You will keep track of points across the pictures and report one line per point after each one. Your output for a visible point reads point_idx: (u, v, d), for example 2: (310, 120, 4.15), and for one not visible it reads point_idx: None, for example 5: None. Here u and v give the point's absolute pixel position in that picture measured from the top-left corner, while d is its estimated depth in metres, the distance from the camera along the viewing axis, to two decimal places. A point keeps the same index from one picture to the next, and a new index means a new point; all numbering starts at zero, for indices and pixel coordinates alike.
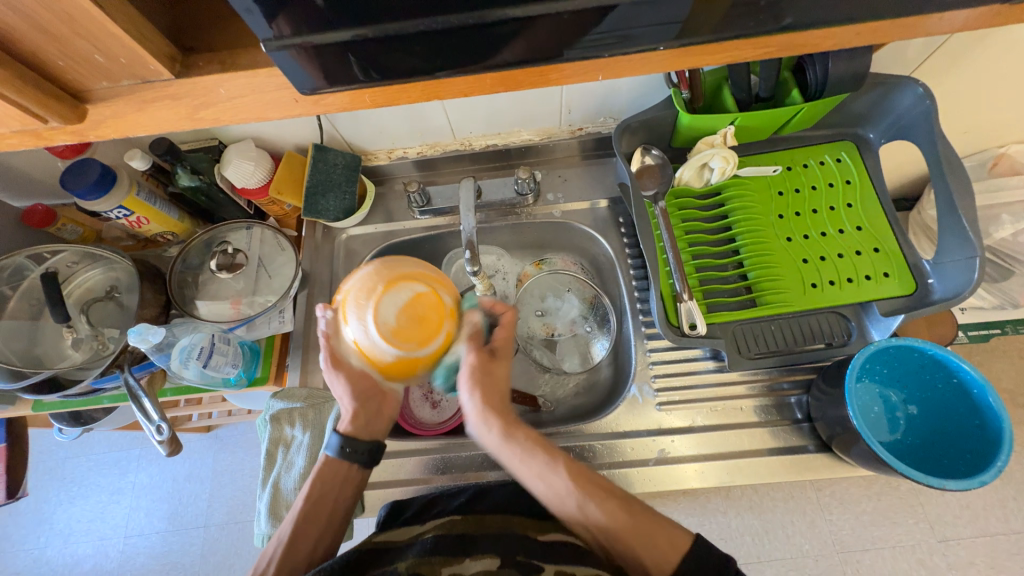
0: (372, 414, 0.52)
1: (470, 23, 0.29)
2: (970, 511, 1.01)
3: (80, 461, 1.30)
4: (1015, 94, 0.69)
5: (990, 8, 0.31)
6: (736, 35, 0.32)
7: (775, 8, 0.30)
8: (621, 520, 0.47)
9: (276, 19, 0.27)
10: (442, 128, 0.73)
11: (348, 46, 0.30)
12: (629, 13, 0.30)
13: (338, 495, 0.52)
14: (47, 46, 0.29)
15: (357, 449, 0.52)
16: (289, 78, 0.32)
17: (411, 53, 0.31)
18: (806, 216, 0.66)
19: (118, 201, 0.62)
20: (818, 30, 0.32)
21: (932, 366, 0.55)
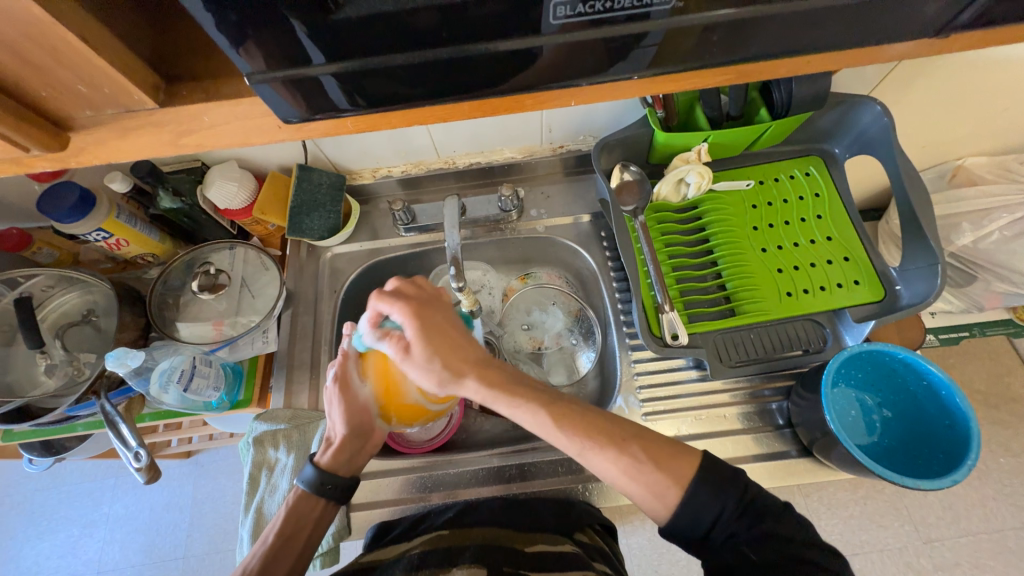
0: (354, 449, 0.56)
1: (447, 55, 0.30)
2: (953, 512, 1.03)
3: (51, 493, 1.24)
4: (967, 111, 0.73)
5: (926, 39, 0.34)
6: (698, 65, 0.34)
7: (733, 41, 0.32)
8: (626, 470, 0.43)
9: (257, 53, 0.28)
10: (426, 148, 0.74)
11: (329, 77, 0.30)
12: (597, 45, 0.31)
13: (314, 523, 0.52)
14: (30, 77, 0.29)
15: (328, 485, 0.53)
16: (271, 105, 0.33)
17: (391, 83, 0.32)
18: (779, 228, 0.68)
19: (96, 223, 0.62)
20: (773, 59, 0.35)
21: (903, 369, 0.58)
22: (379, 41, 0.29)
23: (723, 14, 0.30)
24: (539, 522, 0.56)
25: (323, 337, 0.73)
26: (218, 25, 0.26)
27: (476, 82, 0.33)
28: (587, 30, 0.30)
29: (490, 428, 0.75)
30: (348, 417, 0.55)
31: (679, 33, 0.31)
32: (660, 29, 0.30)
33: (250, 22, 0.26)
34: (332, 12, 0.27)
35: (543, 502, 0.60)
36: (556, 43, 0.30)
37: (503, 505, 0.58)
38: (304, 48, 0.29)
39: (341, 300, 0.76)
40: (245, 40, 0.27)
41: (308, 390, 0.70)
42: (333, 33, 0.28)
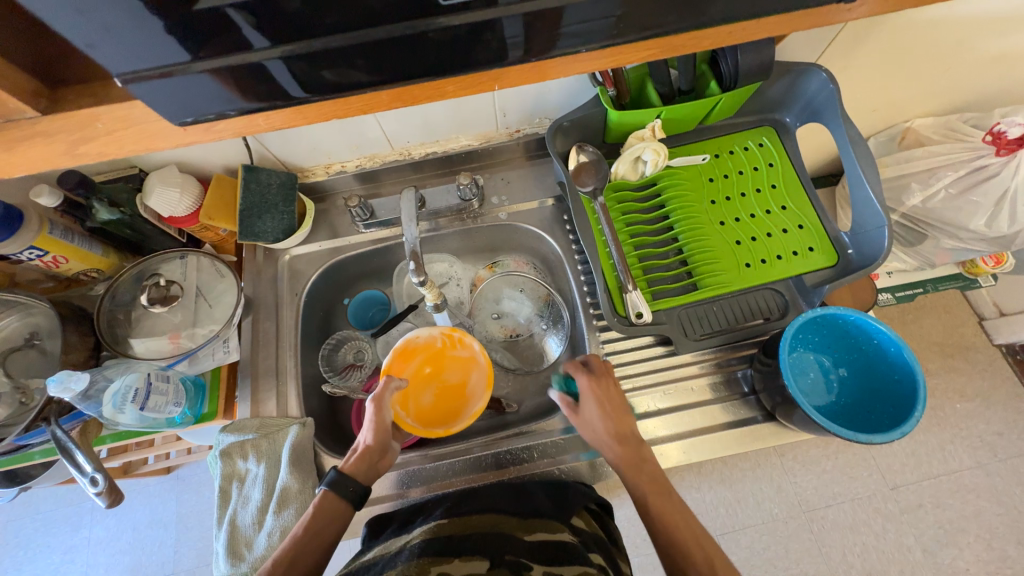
0: (375, 460, 0.54)
1: (354, 43, 0.29)
2: (916, 457, 1.09)
3: (25, 523, 1.20)
4: (909, 73, 0.75)
5: (842, 6, 0.34)
6: (621, 41, 0.33)
7: (650, 17, 0.32)
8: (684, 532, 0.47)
9: (144, 55, 0.27)
10: (379, 140, 0.72)
11: (230, 71, 0.29)
12: (513, 28, 0.30)
13: (321, 547, 0.48)
14: None
15: (349, 486, 0.51)
16: (160, 110, 0.31)
17: (298, 72, 0.30)
18: (736, 200, 0.69)
19: (27, 241, 0.58)
20: (693, 32, 0.34)
21: (855, 330, 0.59)
22: (272, 30, 0.27)
23: None
24: (537, 509, 0.55)
25: (288, 343, 0.72)
26: (92, 21, 0.25)
27: (394, 73, 0.32)
28: (494, 10, 0.29)
29: None
30: (377, 425, 0.54)
31: (591, 8, 0.30)
32: (572, 6, 0.29)
33: (126, 20, 0.25)
34: (195, 3, 0.25)
35: (539, 485, 0.60)
36: (468, 24, 0.29)
37: (501, 489, 0.59)
38: (246, 35, 0.27)
39: (304, 303, 0.74)
40: (125, 40, 0.26)
41: (276, 398, 0.68)
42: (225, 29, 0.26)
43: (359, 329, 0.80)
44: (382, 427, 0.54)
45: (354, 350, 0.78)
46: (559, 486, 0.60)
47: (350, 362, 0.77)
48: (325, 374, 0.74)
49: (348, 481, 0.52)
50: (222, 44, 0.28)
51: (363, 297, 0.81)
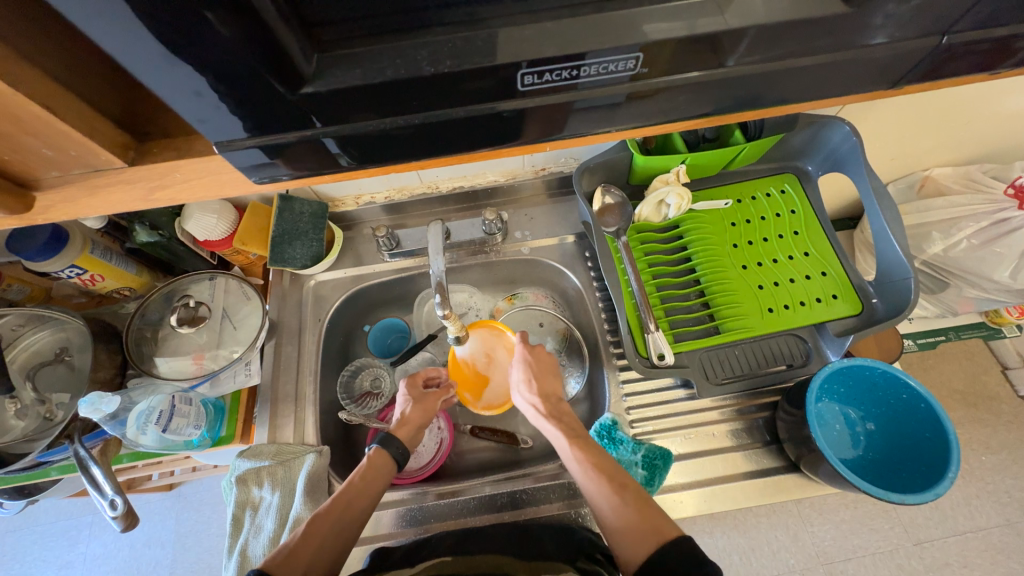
0: (418, 427, 0.62)
1: (420, 122, 0.31)
2: (940, 512, 1.04)
3: (24, 534, 1.19)
4: (929, 128, 0.77)
5: (875, 91, 0.36)
6: (663, 120, 0.35)
7: (695, 103, 0.34)
8: (636, 529, 0.46)
9: (228, 124, 0.29)
10: (408, 174, 0.74)
11: (304, 142, 0.31)
12: (567, 109, 0.32)
13: (373, 495, 0.54)
14: None
15: (396, 446, 0.58)
16: (244, 169, 0.33)
17: (362, 142, 0.32)
18: (758, 245, 0.70)
19: (70, 260, 0.60)
20: (732, 111, 0.36)
21: (883, 383, 0.59)
22: (346, 111, 0.30)
23: (684, 79, 0.31)
24: (543, 551, 0.51)
25: (308, 368, 0.72)
26: (207, 101, 0.27)
27: (448, 140, 0.33)
28: (551, 96, 0.31)
29: (481, 451, 0.76)
30: (412, 397, 0.64)
31: (639, 93, 0.32)
32: (624, 91, 0.32)
33: (215, 99, 0.27)
34: (284, 91, 0.27)
35: (546, 528, 0.56)
36: (532, 106, 0.32)
37: (508, 534, 0.55)
38: (293, 118, 0.29)
39: (326, 328, 0.75)
40: (210, 114, 0.28)
41: (294, 423, 0.68)
42: (306, 107, 0.29)
43: (378, 356, 0.81)
44: (419, 398, 0.64)
45: (370, 376, 0.78)
46: (566, 532, 0.55)
47: (367, 389, 0.77)
48: (343, 401, 0.74)
49: (394, 442, 0.59)
50: (297, 121, 0.30)
51: (385, 324, 0.82)
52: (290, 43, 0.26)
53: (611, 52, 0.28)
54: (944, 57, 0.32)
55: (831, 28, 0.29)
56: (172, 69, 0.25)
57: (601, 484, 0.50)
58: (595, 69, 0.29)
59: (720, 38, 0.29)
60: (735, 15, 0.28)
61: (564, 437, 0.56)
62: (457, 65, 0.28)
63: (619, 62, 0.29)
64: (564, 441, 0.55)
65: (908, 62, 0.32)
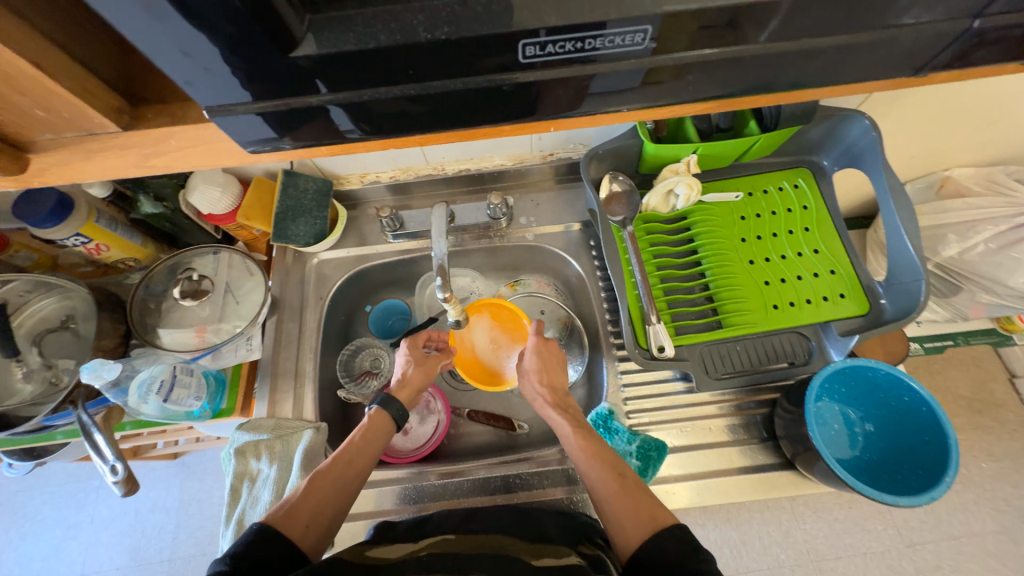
0: (418, 390, 0.64)
1: (419, 93, 0.30)
2: (935, 515, 1.04)
3: (34, 495, 1.23)
4: (954, 125, 0.74)
5: (898, 78, 0.35)
6: (672, 102, 0.34)
7: (706, 85, 0.33)
8: (632, 513, 0.46)
9: (220, 87, 0.28)
10: (414, 154, 0.73)
11: (300, 111, 0.31)
12: (572, 87, 0.31)
13: (373, 453, 0.56)
14: None
15: (396, 407, 0.60)
16: (236, 138, 0.33)
17: (360, 114, 0.31)
18: (767, 240, 0.69)
19: (74, 228, 0.60)
20: (744, 95, 0.35)
21: (885, 385, 0.58)
22: (342, 78, 0.29)
23: (695, 58, 0.30)
24: (544, 533, 0.51)
25: (309, 345, 0.73)
26: (197, 62, 0.26)
27: (449, 116, 0.33)
28: (556, 71, 0.30)
29: (477, 434, 0.76)
30: (414, 359, 0.65)
31: (649, 71, 0.31)
32: (634, 68, 0.30)
33: (207, 62, 0.26)
34: (278, 55, 0.27)
35: (546, 513, 0.57)
36: (543, 78, 0.30)
37: (505, 513, 0.56)
38: (286, 83, 0.29)
39: (328, 307, 0.75)
40: (200, 76, 0.27)
41: (293, 399, 0.69)
42: (301, 74, 0.28)
43: (379, 336, 0.81)
44: (421, 360, 0.65)
45: (371, 356, 0.78)
46: (568, 517, 0.56)
47: (366, 368, 0.78)
48: (342, 379, 0.75)
49: (395, 403, 0.61)
50: (293, 89, 0.29)
51: (386, 305, 0.82)
52: (282, 6, 0.25)
53: (620, 25, 0.27)
54: (973, 43, 0.30)
55: (853, 8, 0.28)
56: (162, 28, 0.24)
57: (599, 469, 0.51)
58: (605, 41, 0.28)
59: (734, 16, 0.28)
60: None
61: (568, 424, 0.57)
62: (453, 31, 0.27)
63: (626, 36, 0.28)
64: (568, 428, 0.56)
65: (934, 48, 0.31)
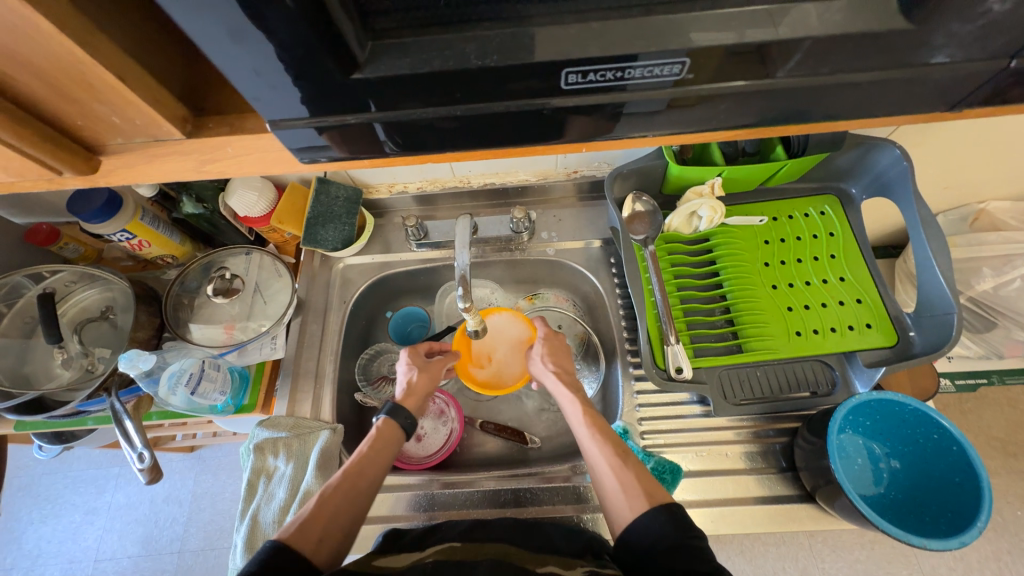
0: (425, 397, 0.62)
1: (462, 112, 0.32)
2: (965, 563, 0.98)
3: (57, 478, 1.27)
4: (991, 158, 0.73)
5: (933, 113, 0.35)
6: (702, 128, 0.35)
7: (738, 114, 0.33)
8: (631, 487, 0.46)
9: (275, 104, 0.30)
10: (442, 167, 0.76)
11: (346, 127, 0.33)
12: (606, 111, 0.32)
13: (383, 465, 0.54)
14: (67, 110, 0.32)
15: (405, 416, 0.58)
16: (288, 148, 0.35)
17: (400, 131, 0.33)
18: (791, 265, 0.68)
19: (122, 224, 0.64)
20: (777, 124, 0.35)
21: (914, 421, 0.56)
22: (389, 99, 0.31)
23: (728, 88, 0.31)
24: (550, 543, 0.51)
25: (330, 348, 0.74)
26: (263, 80, 0.28)
27: (485, 134, 0.34)
28: (591, 97, 0.31)
29: (489, 446, 0.76)
30: (417, 364, 0.64)
31: (680, 99, 0.32)
32: (664, 97, 0.31)
33: (270, 79, 0.28)
34: (333, 76, 0.29)
35: (554, 524, 0.55)
36: (579, 104, 0.32)
37: (514, 523, 0.55)
38: (337, 102, 0.30)
39: (350, 311, 0.77)
40: (262, 92, 0.29)
41: (311, 399, 0.70)
42: (354, 92, 0.30)
43: (397, 342, 0.83)
44: (425, 366, 0.64)
45: (389, 362, 0.80)
46: (574, 529, 0.54)
47: (384, 373, 0.79)
48: (359, 382, 0.77)
49: (402, 412, 0.59)
50: (342, 106, 0.31)
51: (406, 312, 0.83)
52: (347, 29, 0.27)
53: (657, 57, 0.28)
54: (1012, 81, 0.30)
55: (887, 45, 0.28)
56: (233, 48, 0.26)
57: (604, 445, 0.51)
58: (640, 72, 0.29)
59: (767, 50, 0.29)
60: (789, 26, 0.28)
61: (573, 400, 0.57)
62: (500, 59, 0.28)
63: (663, 67, 0.29)
64: (575, 406, 0.56)
65: (969, 86, 0.31)
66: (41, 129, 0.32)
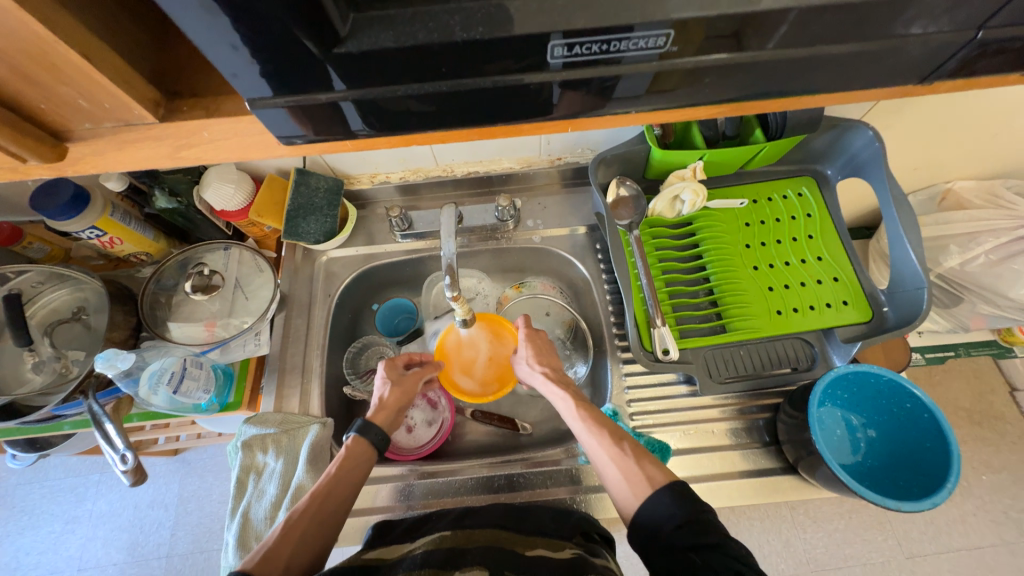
0: (396, 411, 0.61)
1: (450, 89, 0.31)
2: (935, 526, 1.04)
3: (33, 489, 1.23)
4: (957, 137, 0.75)
5: (904, 87, 0.36)
6: (686, 105, 0.35)
7: (722, 91, 0.34)
8: (633, 473, 0.47)
9: (262, 81, 0.29)
10: (424, 156, 0.75)
11: (329, 106, 0.32)
12: (594, 88, 0.33)
13: (352, 484, 0.53)
14: (31, 92, 0.30)
15: (377, 432, 0.57)
16: (272, 129, 0.34)
17: (386, 111, 0.33)
18: (771, 246, 0.69)
19: (90, 221, 0.61)
20: (759, 100, 0.36)
21: (888, 392, 0.59)
22: (376, 76, 0.30)
23: (713, 63, 0.31)
24: (540, 528, 0.52)
25: (316, 342, 0.73)
26: (242, 56, 0.27)
27: (471, 113, 0.34)
28: (578, 71, 0.31)
29: (480, 434, 0.77)
30: (391, 379, 0.63)
31: (665, 76, 0.32)
32: (651, 71, 0.31)
33: (252, 56, 0.28)
34: (315, 51, 0.28)
35: (543, 508, 0.56)
36: (566, 79, 0.31)
37: (506, 509, 0.55)
38: (319, 79, 0.30)
39: (335, 304, 0.76)
40: (247, 70, 0.29)
41: (299, 394, 0.69)
42: (338, 68, 0.29)
43: (385, 335, 0.82)
44: (398, 380, 0.63)
45: (377, 355, 0.80)
46: (562, 511, 0.56)
47: (372, 366, 0.79)
48: (348, 376, 0.76)
49: (374, 428, 0.58)
50: (325, 84, 0.30)
51: (393, 304, 0.82)
52: (329, 3, 0.26)
53: (642, 28, 0.28)
54: (980, 53, 0.31)
55: (864, 17, 0.29)
56: (207, 20, 0.25)
57: (601, 437, 0.51)
58: (633, 44, 0.29)
59: (750, 23, 0.29)
60: None
61: (564, 396, 0.57)
62: (487, 32, 0.28)
63: (648, 39, 0.29)
64: (568, 402, 0.56)
65: (941, 58, 0.32)
66: (3, 114, 0.31)
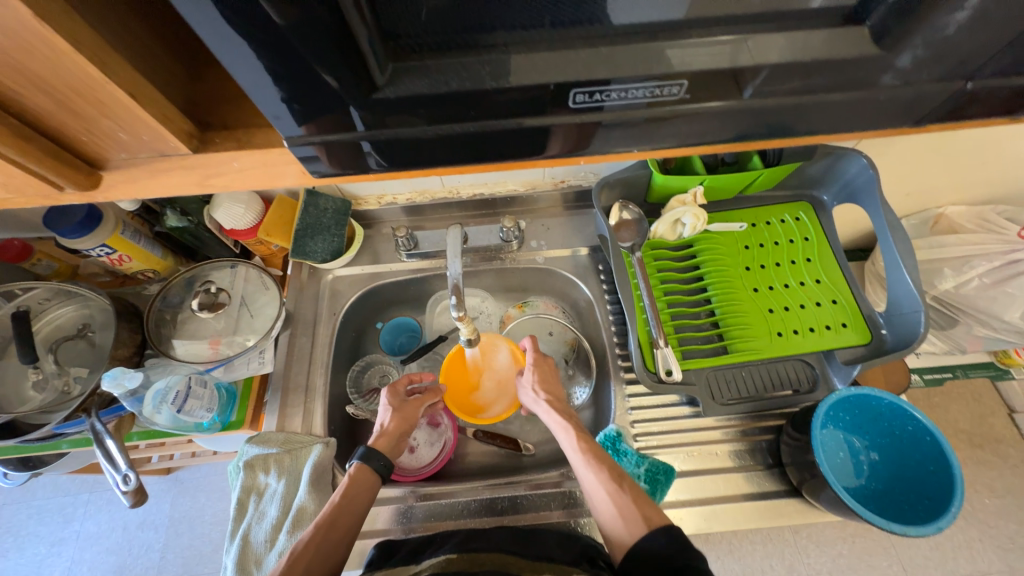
0: (398, 437, 0.62)
1: (474, 129, 0.33)
2: (940, 552, 1.03)
3: (20, 508, 1.20)
4: (948, 165, 0.78)
5: (897, 127, 0.38)
6: (692, 141, 0.37)
7: (726, 128, 0.36)
8: (629, 510, 0.47)
9: (297, 116, 0.31)
10: (431, 178, 0.76)
11: (359, 145, 0.33)
12: (607, 127, 0.34)
13: (358, 512, 0.53)
14: (72, 124, 0.32)
15: (380, 459, 0.58)
16: (304, 161, 0.35)
17: (409, 147, 0.34)
18: (770, 269, 0.71)
19: (102, 239, 0.62)
20: (761, 136, 0.37)
21: (890, 414, 0.59)
22: (408, 116, 0.31)
23: (720, 105, 0.33)
24: (546, 551, 0.51)
25: (320, 360, 0.73)
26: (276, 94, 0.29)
27: (488, 149, 0.35)
28: (593, 113, 0.33)
29: (483, 454, 0.76)
30: (392, 406, 0.64)
31: (673, 116, 0.34)
32: (662, 112, 0.33)
33: (290, 95, 0.29)
34: (350, 93, 0.29)
35: (549, 532, 0.56)
36: (582, 120, 0.33)
37: (510, 534, 0.55)
38: (349, 117, 0.31)
39: (340, 322, 0.77)
40: (287, 109, 0.30)
41: (302, 414, 0.69)
42: (375, 112, 0.31)
43: (388, 353, 0.83)
44: (400, 407, 0.64)
45: (378, 373, 0.79)
46: (568, 536, 0.55)
47: (374, 385, 0.78)
48: (351, 395, 0.76)
49: (378, 456, 0.58)
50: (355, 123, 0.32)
51: (396, 323, 0.84)
52: (368, 47, 0.27)
53: (656, 78, 0.31)
54: (969, 100, 0.33)
55: (861, 65, 0.31)
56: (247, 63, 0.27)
57: (600, 472, 0.52)
58: (643, 92, 0.31)
59: (755, 70, 0.31)
60: (772, 48, 0.30)
61: (564, 426, 0.58)
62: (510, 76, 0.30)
63: (665, 87, 0.31)
64: (569, 431, 0.57)
65: (934, 103, 0.33)
66: (41, 144, 0.32)
